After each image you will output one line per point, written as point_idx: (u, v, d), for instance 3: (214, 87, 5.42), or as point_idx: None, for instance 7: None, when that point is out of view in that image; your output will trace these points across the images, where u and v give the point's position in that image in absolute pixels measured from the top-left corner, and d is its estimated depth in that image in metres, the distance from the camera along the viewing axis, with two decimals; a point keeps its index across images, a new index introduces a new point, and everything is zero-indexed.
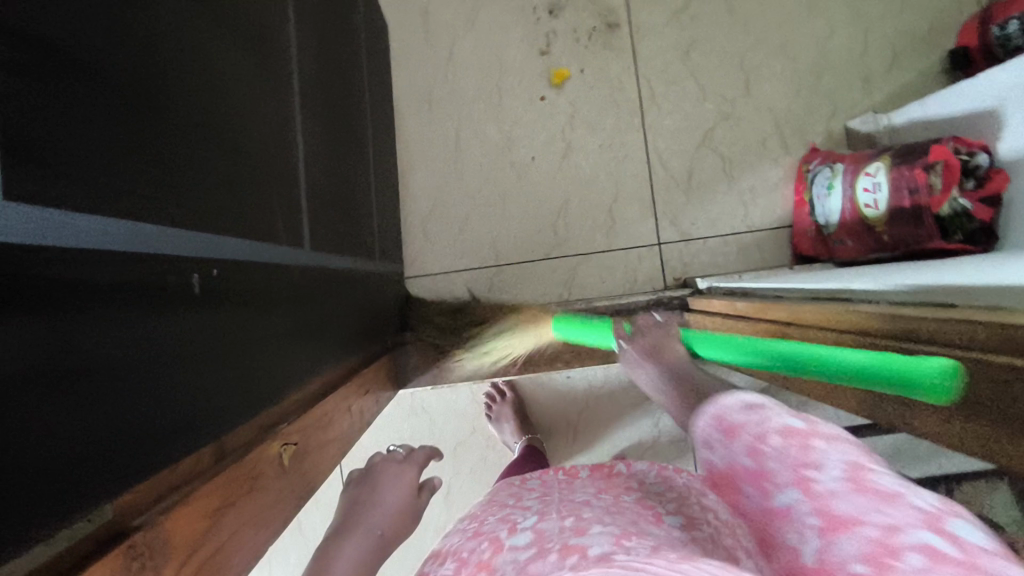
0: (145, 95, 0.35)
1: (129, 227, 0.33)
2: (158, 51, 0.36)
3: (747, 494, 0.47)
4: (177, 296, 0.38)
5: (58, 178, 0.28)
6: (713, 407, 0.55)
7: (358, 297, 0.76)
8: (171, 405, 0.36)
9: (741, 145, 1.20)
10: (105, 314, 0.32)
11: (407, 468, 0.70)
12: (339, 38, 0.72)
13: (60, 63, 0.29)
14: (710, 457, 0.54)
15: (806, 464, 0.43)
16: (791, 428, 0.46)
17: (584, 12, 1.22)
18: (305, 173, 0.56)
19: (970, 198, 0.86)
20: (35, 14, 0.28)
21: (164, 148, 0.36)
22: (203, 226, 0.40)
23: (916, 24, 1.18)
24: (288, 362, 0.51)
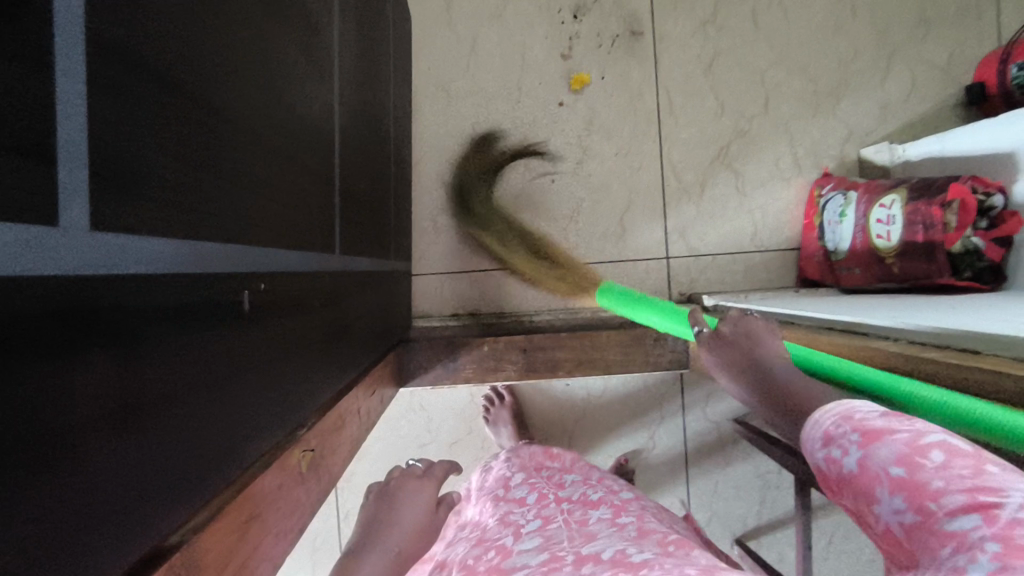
0: (217, 106, 0.34)
1: (195, 245, 0.33)
2: (229, 57, 0.35)
3: (877, 501, 0.38)
4: (237, 312, 0.37)
5: (132, 197, 0.28)
6: (844, 408, 0.44)
7: (375, 297, 0.74)
8: (218, 423, 0.35)
9: (756, 163, 1.20)
10: (176, 337, 0.32)
11: (427, 485, 0.74)
12: (371, 31, 0.71)
13: (142, 77, 0.28)
14: (823, 456, 0.43)
15: (975, 485, 0.34)
16: (950, 442, 0.37)
17: (609, 17, 1.20)
18: (340, 174, 0.55)
19: (984, 237, 0.89)
20: (123, 27, 0.27)
21: (229, 158, 0.35)
22: (258, 237, 0.39)
23: (936, 55, 1.19)
24: (319, 368, 0.51)
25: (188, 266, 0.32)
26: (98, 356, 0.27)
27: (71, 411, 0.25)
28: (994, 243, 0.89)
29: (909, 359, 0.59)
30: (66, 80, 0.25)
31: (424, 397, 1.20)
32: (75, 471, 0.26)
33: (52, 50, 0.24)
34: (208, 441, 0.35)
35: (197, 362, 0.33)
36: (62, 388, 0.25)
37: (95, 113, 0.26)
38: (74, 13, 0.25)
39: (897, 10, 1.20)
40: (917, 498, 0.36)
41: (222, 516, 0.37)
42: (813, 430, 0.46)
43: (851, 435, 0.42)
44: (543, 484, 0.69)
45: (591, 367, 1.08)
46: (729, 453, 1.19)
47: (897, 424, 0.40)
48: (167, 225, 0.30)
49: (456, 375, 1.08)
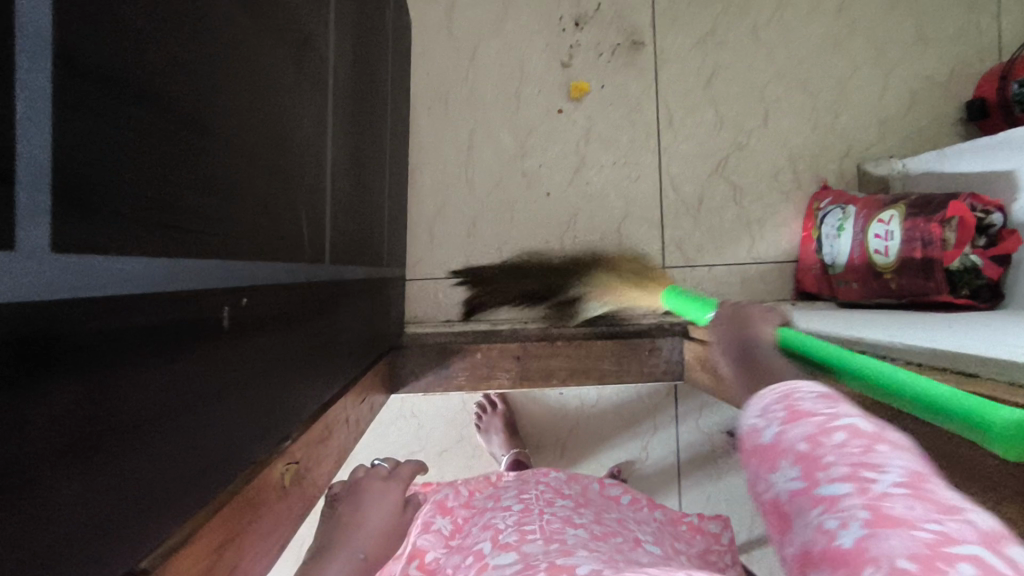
0: (198, 120, 0.33)
1: (169, 263, 0.32)
2: (212, 69, 0.34)
3: (774, 472, 0.39)
4: (214, 330, 0.36)
5: (102, 217, 0.27)
6: (780, 386, 0.44)
7: (367, 304, 0.73)
8: (193, 445, 0.34)
9: (754, 176, 1.20)
10: (149, 358, 0.30)
11: (396, 485, 0.70)
12: (368, 37, 0.70)
13: (117, 90, 0.27)
14: (744, 428, 0.44)
15: (865, 463, 0.35)
16: (856, 424, 0.38)
17: (610, 27, 1.20)
18: (331, 184, 0.54)
19: (982, 255, 0.88)
20: (97, 41, 0.26)
21: (211, 171, 0.34)
22: (238, 253, 0.38)
23: (937, 71, 1.19)
24: (304, 381, 0.50)
25: (164, 284, 0.31)
26: (64, 385, 0.25)
27: (37, 443, 0.24)
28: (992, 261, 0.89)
29: None
30: (32, 99, 0.23)
31: (415, 403, 1.19)
32: (38, 503, 0.24)
33: (18, 68, 0.23)
34: (183, 463, 0.34)
35: (173, 382, 0.32)
36: (27, 420, 0.24)
37: (64, 132, 0.25)
38: (40, 29, 0.23)
39: (898, 26, 1.19)
40: (813, 471, 0.37)
41: (201, 536, 0.36)
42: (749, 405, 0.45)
43: (776, 412, 0.42)
44: (534, 497, 0.69)
45: (584, 377, 1.07)
46: (722, 466, 1.18)
47: (817, 406, 0.40)
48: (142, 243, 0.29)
49: (449, 383, 1.07)
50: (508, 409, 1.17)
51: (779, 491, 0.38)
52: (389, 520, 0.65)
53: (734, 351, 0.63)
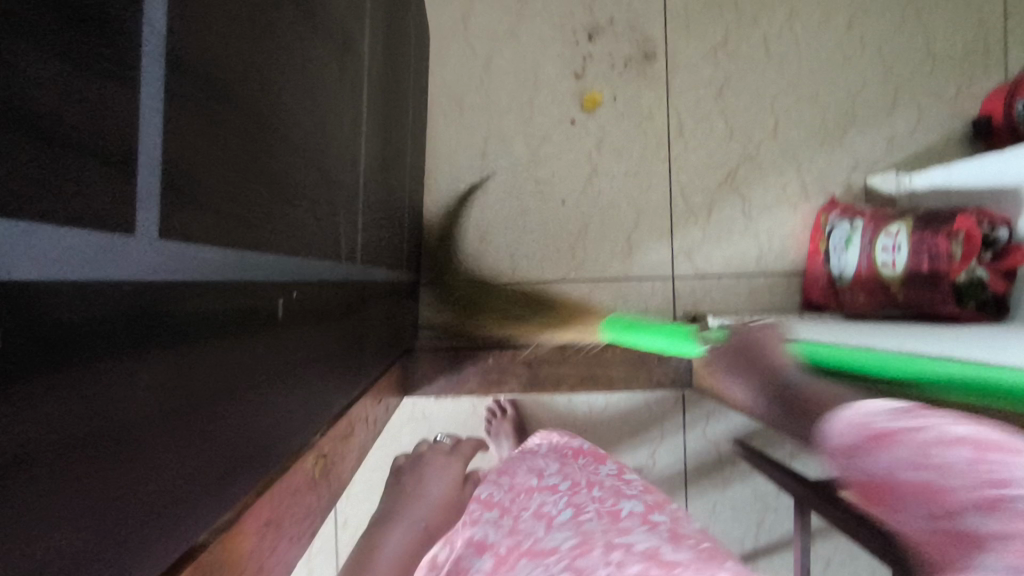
0: (267, 122, 0.35)
1: (242, 254, 0.34)
2: (281, 76, 0.37)
3: (909, 512, 0.37)
4: (270, 319, 0.38)
5: (195, 211, 0.29)
6: (848, 414, 0.45)
7: (388, 306, 0.75)
8: (251, 427, 0.36)
9: (763, 188, 1.22)
10: (220, 341, 0.33)
11: (455, 460, 0.78)
12: (395, 46, 0.72)
13: (212, 94, 0.30)
14: (842, 466, 0.43)
15: (993, 484, 0.34)
16: (964, 439, 0.37)
17: (623, 40, 1.22)
18: (365, 188, 0.56)
19: (989, 268, 0.90)
20: (199, 49, 0.29)
21: (276, 171, 0.37)
22: (294, 248, 0.40)
23: (944, 88, 1.21)
24: (337, 375, 0.52)
25: (233, 272, 0.33)
26: (155, 360, 0.27)
27: (133, 412, 0.26)
28: (999, 275, 0.91)
29: None
30: (147, 97, 0.26)
31: (425, 406, 1.20)
32: (136, 467, 0.27)
33: (138, 70, 0.25)
34: (241, 442, 0.36)
35: (236, 365, 0.34)
36: (127, 389, 0.26)
37: (170, 129, 0.27)
38: (156, 34, 0.26)
39: (906, 43, 1.22)
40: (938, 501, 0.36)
41: (245, 517, 0.38)
42: (825, 435, 0.46)
43: (870, 441, 0.41)
44: (576, 471, 0.72)
45: (594, 383, 1.08)
46: (728, 474, 1.20)
47: (896, 425, 0.41)
48: (219, 233, 0.32)
49: (461, 387, 1.09)
50: (518, 414, 1.18)
51: (920, 534, 0.36)
52: (448, 493, 0.73)
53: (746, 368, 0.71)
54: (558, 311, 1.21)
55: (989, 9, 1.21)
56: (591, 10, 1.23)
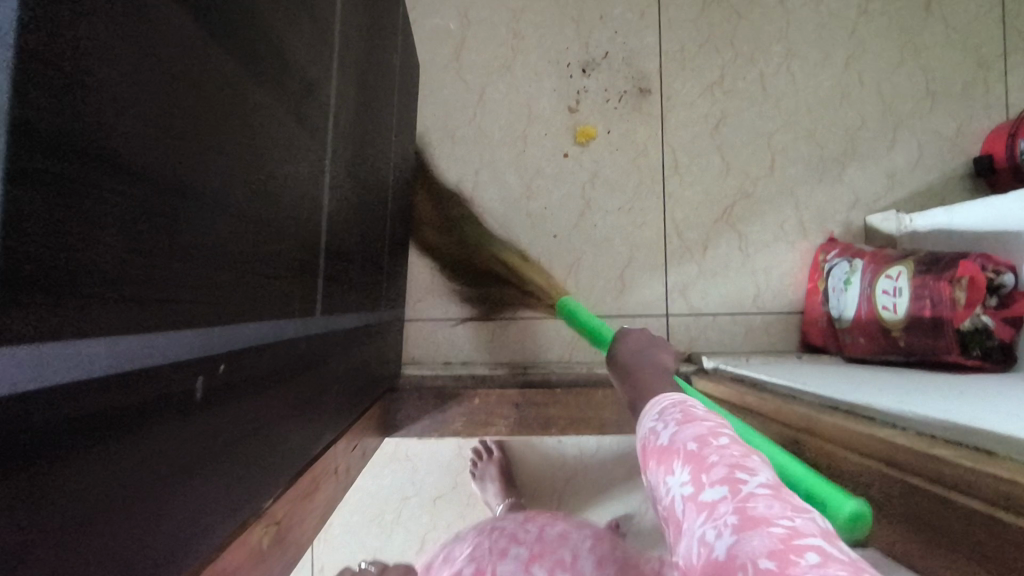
0: (172, 182, 0.30)
1: (134, 339, 0.28)
2: (191, 130, 0.32)
3: (673, 477, 0.43)
4: (184, 406, 0.32)
5: (60, 300, 0.23)
6: (676, 398, 0.51)
7: (361, 351, 0.72)
8: (154, 536, 0.30)
9: (760, 225, 1.19)
10: (106, 448, 0.26)
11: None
12: (374, 83, 0.70)
13: (82, 157, 0.24)
14: (645, 431, 0.49)
15: (740, 467, 0.40)
16: (739, 440, 0.43)
17: (618, 74, 1.21)
18: (325, 236, 0.53)
19: (994, 316, 0.86)
20: (64, 105, 0.23)
21: (184, 232, 0.31)
22: (213, 317, 0.35)
23: (945, 125, 1.19)
24: (286, 440, 0.47)
25: (128, 362, 0.28)
26: (9, 496, 0.21)
27: None
28: (1005, 322, 0.87)
29: (919, 454, 0.56)
30: None
31: (410, 447, 1.16)
32: None
33: None
34: (145, 557, 0.30)
35: (133, 472, 0.28)
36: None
37: (20, 210, 0.21)
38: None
39: (906, 81, 1.20)
40: (698, 469, 0.41)
41: None
42: (653, 409, 0.52)
43: (682, 418, 0.47)
44: (485, 556, 0.64)
45: (584, 427, 1.04)
46: None
47: (706, 416, 0.47)
48: (103, 319, 0.26)
49: (445, 429, 1.04)
50: (504, 456, 1.13)
51: (675, 496, 0.42)
52: None
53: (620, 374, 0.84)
54: (548, 349, 1.17)
55: (989, 48, 1.20)
56: (586, 44, 1.21)
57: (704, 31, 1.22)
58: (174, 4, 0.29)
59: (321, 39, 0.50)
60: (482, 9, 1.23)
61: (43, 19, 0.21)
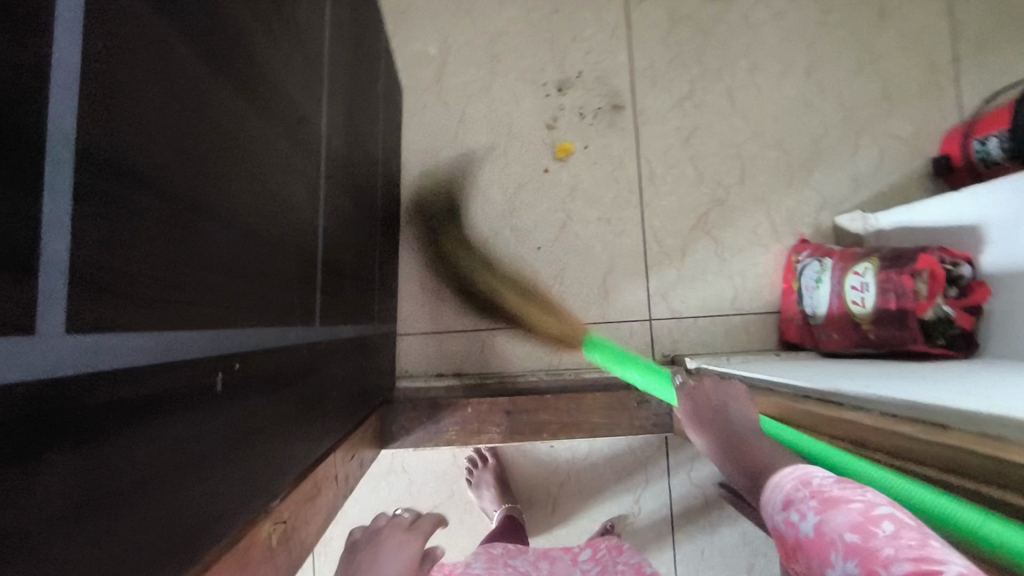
0: (193, 200, 0.34)
1: (167, 336, 0.32)
2: (207, 155, 0.36)
3: (840, 572, 0.40)
4: (206, 396, 0.36)
5: (111, 298, 0.28)
6: (795, 474, 0.52)
7: (356, 362, 0.76)
8: (185, 511, 0.34)
9: (734, 230, 1.24)
10: (148, 428, 0.30)
11: (413, 537, 0.76)
12: (359, 109, 0.75)
13: (131, 180, 0.29)
14: (783, 523, 0.49)
15: (920, 554, 0.37)
16: (904, 520, 0.41)
17: (592, 92, 1.27)
18: (322, 250, 0.57)
19: (955, 306, 0.92)
20: (117, 136, 0.28)
21: (205, 243, 0.36)
22: (230, 320, 0.39)
23: (903, 128, 1.26)
24: (292, 438, 0.50)
25: (162, 355, 0.32)
26: (72, 459, 0.25)
27: (39, 515, 0.23)
28: (966, 311, 0.92)
29: (884, 433, 0.61)
30: (53, 198, 0.24)
31: (405, 459, 1.18)
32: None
33: (42, 160, 0.24)
34: (176, 530, 0.33)
35: (166, 454, 0.32)
36: (34, 493, 0.23)
37: (82, 221, 0.26)
38: (68, 130, 0.25)
39: (864, 89, 1.27)
40: (866, 560, 0.39)
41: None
42: (774, 492, 0.52)
43: (822, 503, 0.46)
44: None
45: (574, 431, 1.08)
46: (715, 518, 1.18)
47: (849, 493, 0.45)
48: (141, 317, 0.30)
49: (439, 438, 1.07)
50: (499, 463, 1.17)
51: None
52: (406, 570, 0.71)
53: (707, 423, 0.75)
54: (537, 357, 1.21)
55: (940, 54, 1.27)
56: (561, 65, 1.27)
57: (672, 48, 1.28)
58: (190, 45, 0.34)
59: (311, 70, 0.54)
60: (460, 35, 1.29)
61: (96, 66, 0.26)
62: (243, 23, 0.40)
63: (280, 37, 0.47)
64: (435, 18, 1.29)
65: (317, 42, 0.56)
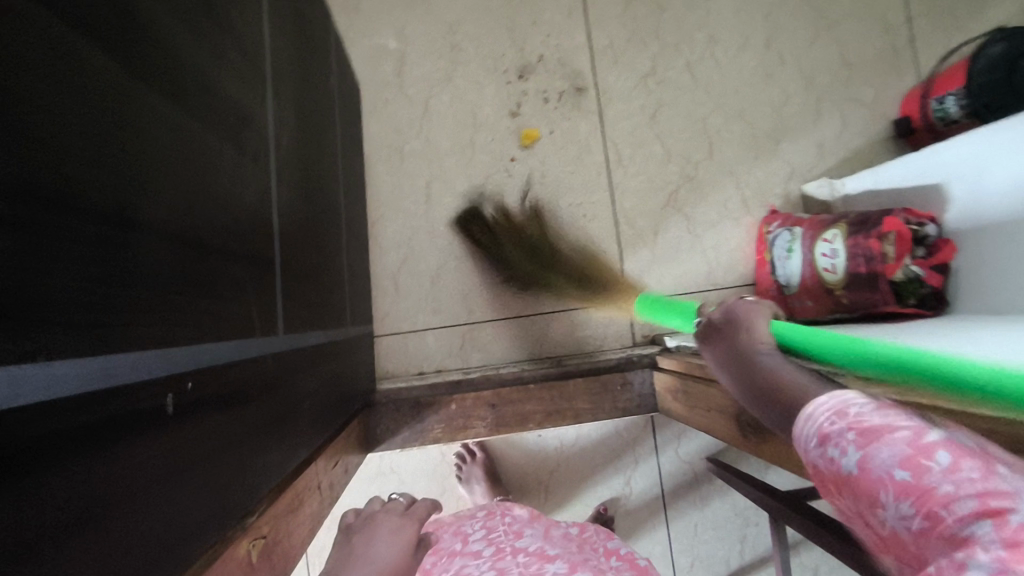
0: (121, 214, 0.33)
1: (102, 362, 0.31)
2: (129, 163, 0.34)
3: (886, 507, 0.39)
4: (154, 419, 0.34)
5: (32, 327, 0.26)
6: (834, 403, 0.46)
7: (329, 369, 0.74)
8: (145, 538, 0.32)
9: (705, 206, 1.24)
10: (88, 458, 0.29)
11: (408, 523, 0.72)
12: (312, 108, 0.73)
13: (40, 203, 0.27)
14: (817, 458, 0.46)
15: (984, 489, 0.35)
16: (957, 444, 0.39)
17: (553, 76, 1.25)
18: (278, 258, 0.55)
19: (923, 265, 0.93)
20: (21, 158, 0.26)
21: (141, 260, 0.34)
22: (176, 338, 0.37)
23: (863, 92, 1.27)
24: (260, 453, 0.49)
25: (99, 381, 0.30)
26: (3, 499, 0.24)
27: None
28: (934, 270, 0.93)
29: None
30: None
31: (394, 460, 1.17)
32: None
33: None
34: (137, 560, 0.32)
35: (110, 481, 0.30)
36: None
37: None
38: None
39: (823, 56, 1.27)
40: (920, 499, 0.37)
41: None
42: (805, 424, 0.48)
43: (860, 435, 0.43)
44: (503, 538, 0.79)
45: (560, 418, 1.08)
46: (705, 492, 1.19)
47: (891, 421, 0.42)
48: (68, 344, 0.28)
49: (425, 437, 1.06)
50: (487, 456, 1.16)
51: (897, 525, 0.39)
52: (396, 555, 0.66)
53: (736, 369, 0.64)
54: (518, 348, 1.20)
55: (895, 16, 1.28)
56: (520, 50, 1.26)
57: (631, 27, 1.27)
58: (99, 50, 0.32)
59: (250, 71, 0.52)
60: (415, 26, 1.26)
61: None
62: (166, 28, 0.39)
63: (210, 37, 0.45)
64: (389, 10, 1.27)
65: (257, 42, 0.55)
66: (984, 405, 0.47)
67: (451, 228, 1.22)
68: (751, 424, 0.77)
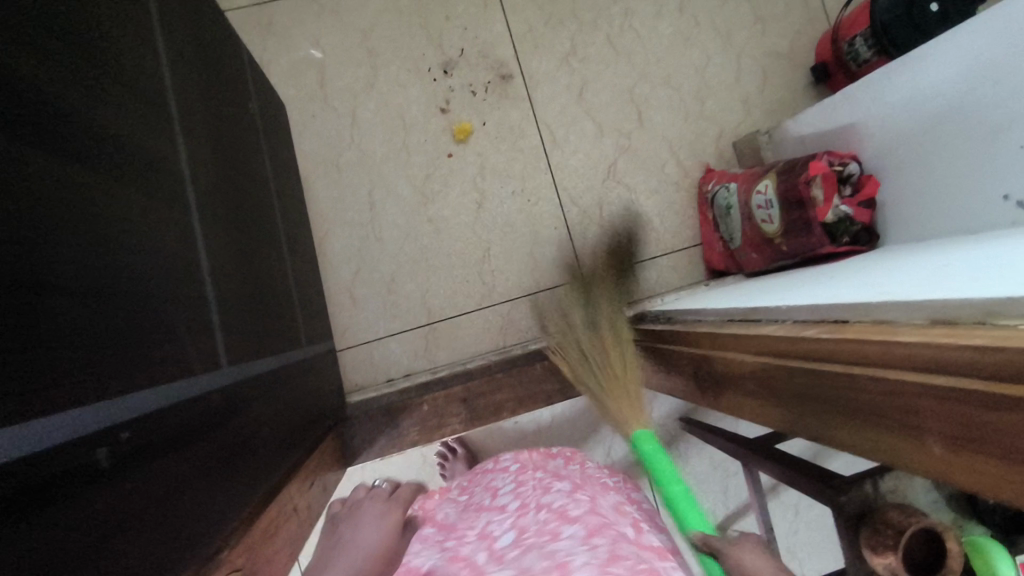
0: (21, 278, 0.33)
1: (25, 427, 0.31)
2: (26, 229, 0.34)
3: None
4: (96, 476, 0.34)
5: None
6: None
7: (288, 392, 0.74)
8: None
9: (643, 175, 1.27)
10: (31, 520, 0.29)
11: (393, 507, 0.80)
12: (230, 136, 0.72)
13: None
14: None
15: None
16: None
17: (477, 67, 1.26)
18: (208, 291, 0.54)
19: (851, 204, 0.97)
20: None
21: (52, 321, 0.34)
22: (104, 391, 0.37)
23: (779, 43, 1.30)
24: (220, 488, 0.49)
25: (27, 446, 0.30)
26: None
27: None
28: (861, 206, 0.97)
29: (796, 340, 0.62)
30: None
31: (376, 468, 1.18)
32: None
33: None
34: None
35: (60, 541, 0.30)
36: None
37: None
38: None
39: (735, 13, 1.30)
40: None
41: None
42: None
43: None
44: (531, 493, 0.71)
45: (532, 402, 1.10)
46: (683, 450, 1.23)
47: None
48: None
49: (403, 442, 1.07)
50: (468, 450, 1.17)
51: None
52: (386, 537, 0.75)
53: None
54: (482, 341, 1.21)
55: None
56: (441, 47, 1.26)
57: (547, 9, 1.28)
58: None
59: (151, 111, 0.51)
60: (333, 35, 1.25)
61: None
62: (47, 84, 0.38)
63: (100, 87, 0.44)
64: (304, 23, 1.25)
65: (157, 82, 0.54)
66: (904, 331, 0.50)
67: (399, 232, 1.22)
68: (711, 379, 0.80)
